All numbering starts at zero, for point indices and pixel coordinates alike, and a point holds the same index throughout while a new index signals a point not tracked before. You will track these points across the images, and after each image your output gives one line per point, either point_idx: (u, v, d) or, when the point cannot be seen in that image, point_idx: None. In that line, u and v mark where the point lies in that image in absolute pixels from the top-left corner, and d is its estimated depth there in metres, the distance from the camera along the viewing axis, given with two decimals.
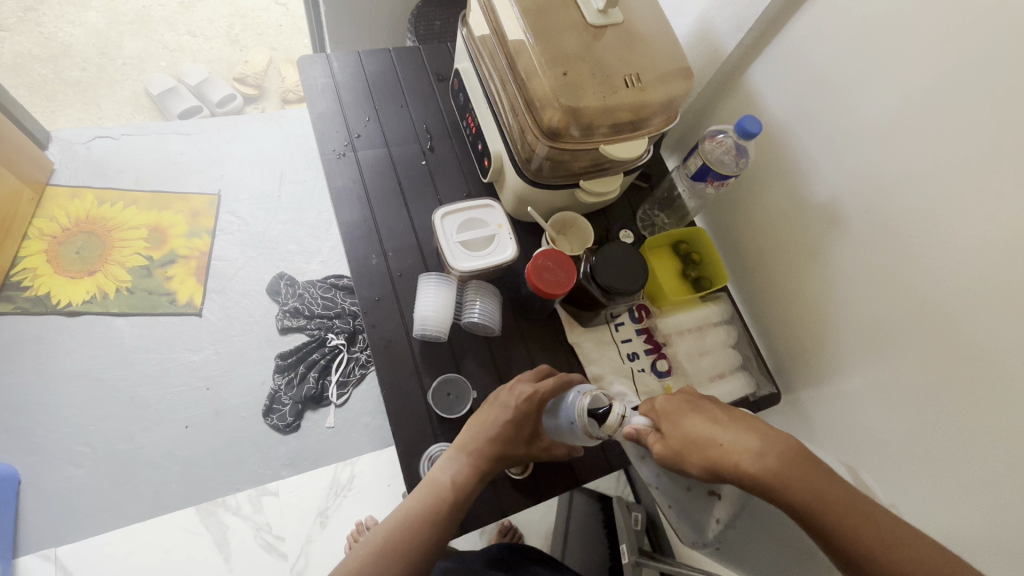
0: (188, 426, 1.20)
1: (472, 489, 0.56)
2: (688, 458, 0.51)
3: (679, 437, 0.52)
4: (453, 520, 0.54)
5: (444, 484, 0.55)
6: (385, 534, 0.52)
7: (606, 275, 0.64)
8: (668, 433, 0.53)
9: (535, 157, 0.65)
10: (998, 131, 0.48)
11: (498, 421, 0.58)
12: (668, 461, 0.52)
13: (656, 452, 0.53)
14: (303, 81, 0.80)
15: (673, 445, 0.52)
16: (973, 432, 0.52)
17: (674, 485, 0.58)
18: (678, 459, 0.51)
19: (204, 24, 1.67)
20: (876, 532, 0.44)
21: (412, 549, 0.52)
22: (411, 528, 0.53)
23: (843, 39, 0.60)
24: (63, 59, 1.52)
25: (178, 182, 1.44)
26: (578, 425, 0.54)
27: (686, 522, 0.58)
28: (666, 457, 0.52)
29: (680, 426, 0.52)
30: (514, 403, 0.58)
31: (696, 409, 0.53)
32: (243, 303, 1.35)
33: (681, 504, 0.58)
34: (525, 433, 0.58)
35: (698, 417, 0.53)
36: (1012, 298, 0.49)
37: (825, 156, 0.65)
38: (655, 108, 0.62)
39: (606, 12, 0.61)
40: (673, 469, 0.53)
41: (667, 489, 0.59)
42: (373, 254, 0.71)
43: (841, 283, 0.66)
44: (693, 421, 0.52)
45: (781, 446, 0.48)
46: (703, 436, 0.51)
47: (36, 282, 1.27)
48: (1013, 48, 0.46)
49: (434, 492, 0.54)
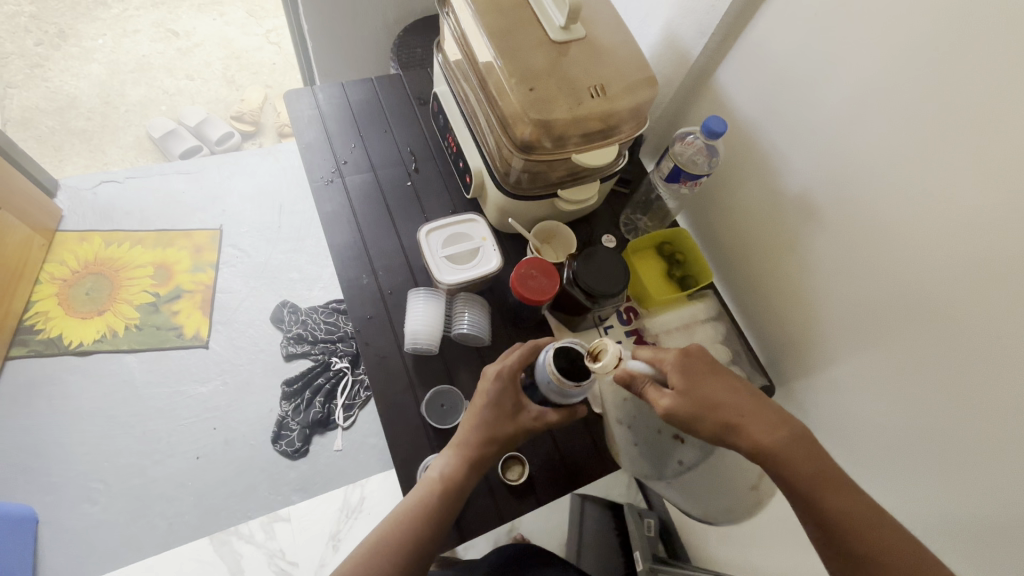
0: (198, 457, 1.22)
1: (466, 478, 0.56)
2: (703, 420, 0.52)
3: (699, 399, 0.53)
4: (450, 511, 0.56)
5: (436, 476, 0.56)
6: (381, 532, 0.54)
7: (588, 279, 0.66)
8: (679, 386, 0.54)
9: (512, 170, 0.68)
10: (958, 113, 0.50)
11: (481, 406, 0.58)
12: (674, 415, 0.53)
13: (669, 407, 0.53)
14: (290, 114, 0.83)
15: (693, 404, 0.53)
16: (968, 411, 0.53)
17: (645, 425, 0.61)
18: (692, 418, 0.53)
19: (202, 67, 1.73)
20: (850, 509, 0.48)
21: (411, 542, 0.54)
22: (406, 524, 0.54)
23: (801, 40, 0.63)
24: (69, 110, 1.59)
25: (181, 220, 1.49)
26: (552, 378, 0.55)
27: (645, 460, 0.61)
28: (671, 409, 0.53)
29: (701, 388, 0.53)
30: (491, 381, 0.59)
31: (712, 371, 0.55)
32: (248, 332, 1.38)
33: (645, 443, 0.61)
34: (507, 408, 0.58)
35: (716, 380, 0.54)
36: (986, 274, 0.50)
37: (795, 150, 0.68)
38: (623, 116, 0.64)
39: (568, 28, 0.63)
40: (674, 424, 0.54)
41: (637, 427, 0.61)
42: (364, 274, 0.73)
43: (823, 271, 0.68)
44: (713, 387, 0.54)
45: (791, 425, 0.52)
46: (725, 404, 0.53)
47: (47, 325, 1.31)
48: (959, 37, 0.49)
49: (427, 486, 0.56)
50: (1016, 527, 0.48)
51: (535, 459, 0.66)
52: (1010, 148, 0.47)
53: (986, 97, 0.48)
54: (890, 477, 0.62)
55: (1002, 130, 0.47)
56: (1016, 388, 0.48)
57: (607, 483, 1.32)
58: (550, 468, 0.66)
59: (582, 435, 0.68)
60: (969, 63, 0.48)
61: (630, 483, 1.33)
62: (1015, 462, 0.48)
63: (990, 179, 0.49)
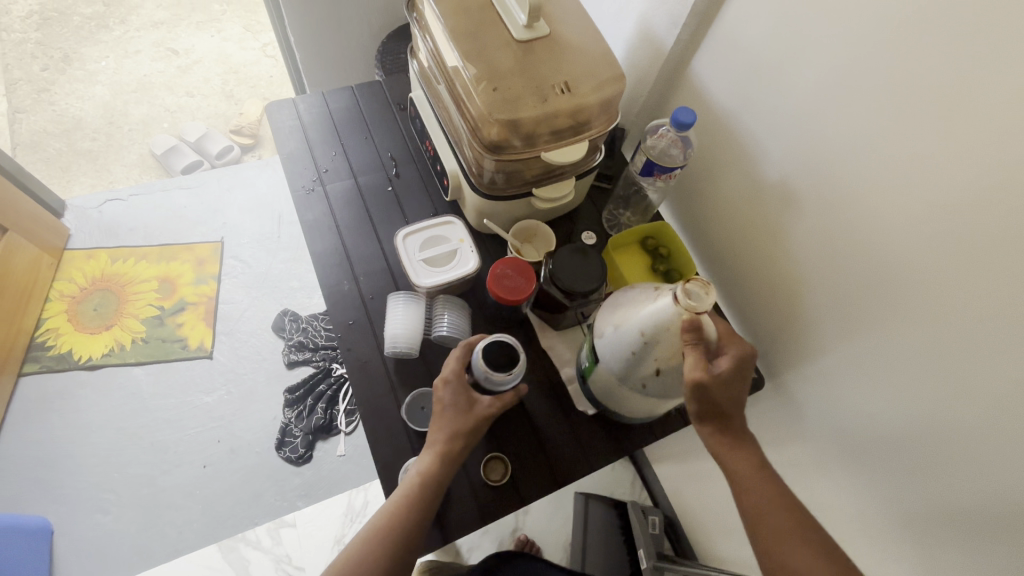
0: (205, 466, 1.25)
1: (438, 478, 0.56)
2: (714, 403, 0.55)
3: (724, 387, 0.54)
4: (428, 513, 0.56)
5: (410, 480, 0.56)
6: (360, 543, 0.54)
7: (564, 277, 0.66)
8: (726, 369, 0.54)
9: (485, 171, 0.68)
10: (930, 93, 0.49)
11: (440, 408, 0.60)
12: (700, 386, 0.52)
13: (703, 382, 0.52)
14: (271, 125, 0.85)
15: (722, 388, 0.54)
16: (961, 398, 0.51)
17: (646, 348, 0.57)
18: (711, 400, 0.54)
19: (201, 83, 1.76)
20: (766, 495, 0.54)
21: (392, 548, 0.54)
22: (384, 530, 0.54)
23: (772, 26, 0.62)
24: (75, 132, 1.64)
25: (183, 234, 1.52)
26: (482, 371, 0.59)
27: (621, 363, 0.60)
28: (702, 378, 0.52)
29: (732, 380, 0.55)
30: (443, 384, 0.60)
31: (748, 381, 0.57)
32: (251, 341, 1.40)
33: (632, 357, 0.58)
34: (461, 405, 0.60)
35: (744, 389, 0.57)
36: (974, 257, 0.48)
37: (772, 137, 0.66)
38: (592, 110, 0.64)
39: (532, 26, 0.63)
40: (690, 391, 0.53)
41: (643, 349, 0.57)
42: (345, 280, 0.74)
43: (808, 259, 0.66)
44: (739, 384, 0.56)
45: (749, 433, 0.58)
46: (735, 400, 0.56)
47: (58, 341, 1.35)
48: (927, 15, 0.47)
49: (402, 490, 0.56)
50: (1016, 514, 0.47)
51: (518, 459, 0.66)
52: (983, 127, 0.46)
53: (960, 75, 0.46)
54: (882, 465, 0.61)
55: (974, 108, 0.46)
56: (1010, 371, 0.46)
57: (610, 482, 1.31)
58: (534, 468, 0.66)
59: (566, 433, 0.68)
60: (938, 40, 0.47)
61: (633, 481, 1.32)
62: (1013, 450, 0.46)
63: (968, 158, 0.47)
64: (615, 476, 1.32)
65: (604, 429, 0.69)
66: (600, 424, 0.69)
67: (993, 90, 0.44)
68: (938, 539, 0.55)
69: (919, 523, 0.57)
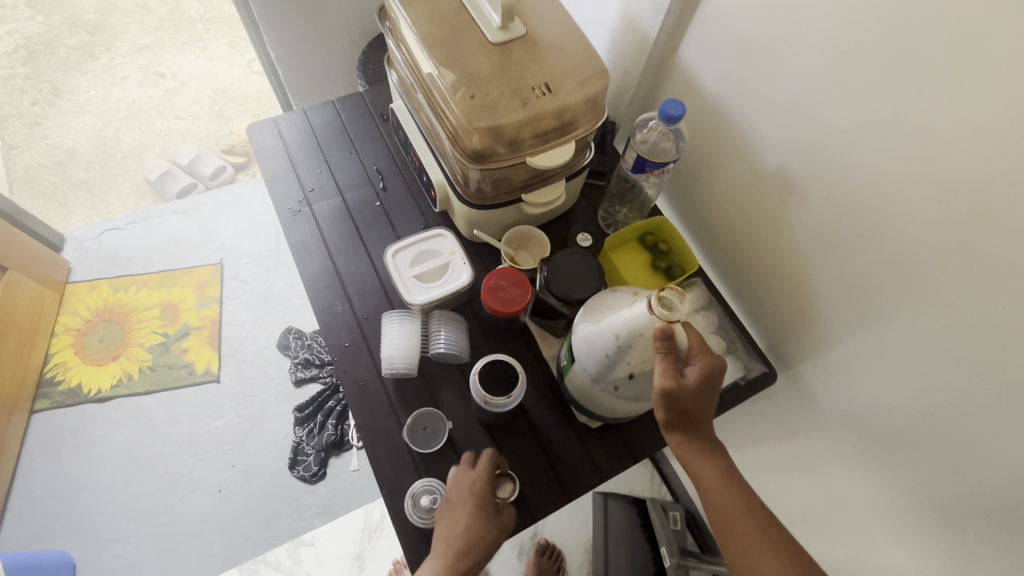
0: (221, 490, 1.25)
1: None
2: (680, 410, 0.52)
3: (693, 394, 0.52)
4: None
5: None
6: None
7: (559, 285, 0.64)
8: (694, 380, 0.52)
9: (471, 180, 0.66)
10: (932, 68, 0.46)
11: (464, 523, 0.58)
12: (668, 395, 0.51)
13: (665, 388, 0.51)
14: (254, 147, 0.83)
15: (688, 394, 0.52)
16: (989, 388, 0.48)
17: (619, 353, 0.54)
18: (676, 406, 0.52)
19: (190, 106, 1.72)
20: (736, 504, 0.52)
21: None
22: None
23: (761, 7, 0.58)
24: (69, 164, 1.62)
25: (183, 258, 1.52)
26: (481, 397, 0.62)
27: (596, 365, 0.57)
28: (672, 387, 0.51)
29: (702, 388, 0.53)
30: (467, 496, 0.59)
31: (717, 392, 0.54)
32: (257, 362, 1.40)
33: (606, 360, 0.56)
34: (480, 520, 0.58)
35: (713, 400, 0.54)
36: (993, 238, 0.45)
37: (769, 123, 0.63)
38: (577, 110, 0.62)
39: (507, 27, 0.61)
40: (660, 399, 0.52)
41: (617, 353, 0.54)
42: (338, 301, 0.72)
43: (815, 247, 0.63)
44: (708, 394, 0.54)
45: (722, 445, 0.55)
46: (703, 409, 0.54)
47: (67, 376, 1.36)
48: None
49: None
50: None
51: (525, 476, 0.64)
52: (993, 101, 0.42)
53: (966, 46, 0.43)
54: (906, 459, 0.58)
55: (982, 81, 0.43)
56: None
57: (630, 479, 1.28)
58: (542, 484, 0.64)
59: (573, 445, 0.66)
60: (940, 11, 0.44)
61: (653, 477, 1.28)
62: None
63: (980, 136, 0.44)
64: (633, 472, 1.29)
65: (612, 438, 0.67)
66: (607, 432, 0.67)
67: (1002, 62, 0.41)
68: (969, 535, 0.52)
69: (946, 519, 0.55)
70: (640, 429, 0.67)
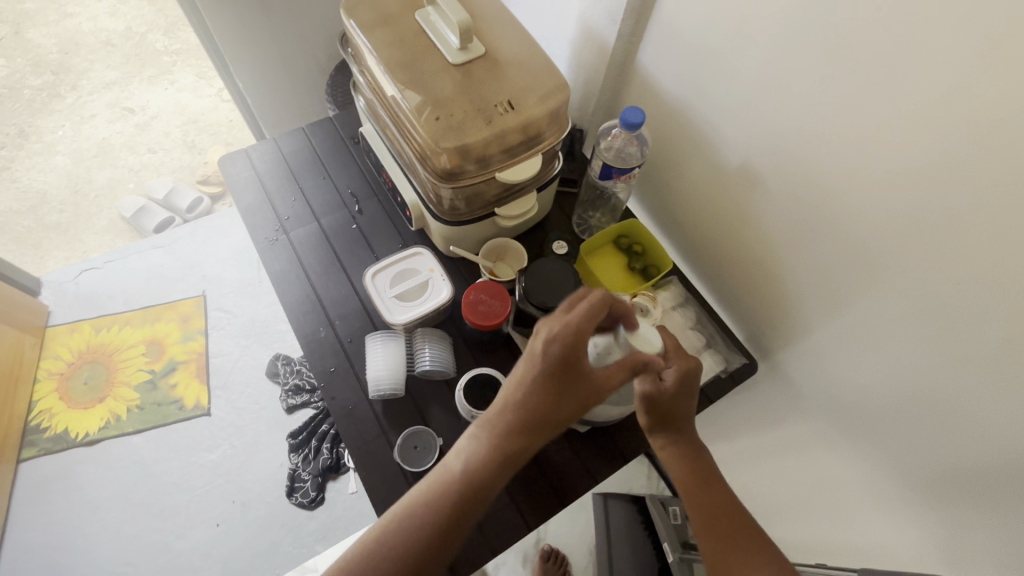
0: (219, 524, 1.24)
1: (495, 475, 0.50)
2: (659, 408, 0.54)
3: (671, 393, 0.54)
4: (475, 508, 0.50)
5: (460, 468, 0.50)
6: (385, 533, 0.48)
7: (538, 294, 0.65)
8: (672, 383, 0.54)
9: (444, 198, 0.67)
10: (872, 63, 0.48)
11: (520, 389, 0.50)
12: (649, 398, 0.54)
13: (642, 389, 0.53)
14: (227, 179, 0.83)
15: (667, 391, 0.54)
16: (959, 363, 0.50)
17: None
18: (655, 404, 0.54)
19: (162, 139, 1.69)
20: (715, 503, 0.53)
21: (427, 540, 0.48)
22: (416, 525, 0.48)
23: (710, 12, 0.60)
24: (41, 207, 1.59)
25: (164, 293, 1.50)
26: (470, 411, 0.65)
27: None
28: (651, 390, 0.53)
29: (680, 388, 0.54)
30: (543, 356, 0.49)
31: (695, 392, 0.56)
32: (247, 392, 1.39)
33: None
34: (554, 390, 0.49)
35: (691, 402, 0.56)
36: (947, 219, 0.47)
37: (728, 122, 0.65)
38: (541, 123, 0.63)
39: (466, 48, 0.62)
40: (641, 401, 0.54)
41: None
42: (321, 326, 0.73)
43: (783, 238, 0.65)
44: (687, 396, 0.55)
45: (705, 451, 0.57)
46: (682, 409, 0.55)
47: (52, 422, 1.33)
48: None
49: (450, 480, 0.50)
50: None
51: (518, 485, 0.65)
52: (930, 92, 0.45)
53: (901, 41, 0.45)
54: (886, 436, 0.60)
55: (921, 73, 0.45)
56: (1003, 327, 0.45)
57: (628, 478, 1.28)
58: (536, 492, 0.65)
59: (564, 451, 0.67)
60: (875, 9, 0.46)
61: (651, 473, 1.29)
62: None
63: (924, 124, 0.46)
64: (631, 471, 1.30)
65: (601, 439, 0.68)
66: (596, 434, 0.68)
67: (935, 54, 0.43)
68: (949, 504, 0.54)
69: (926, 490, 0.57)
70: (627, 428, 0.68)
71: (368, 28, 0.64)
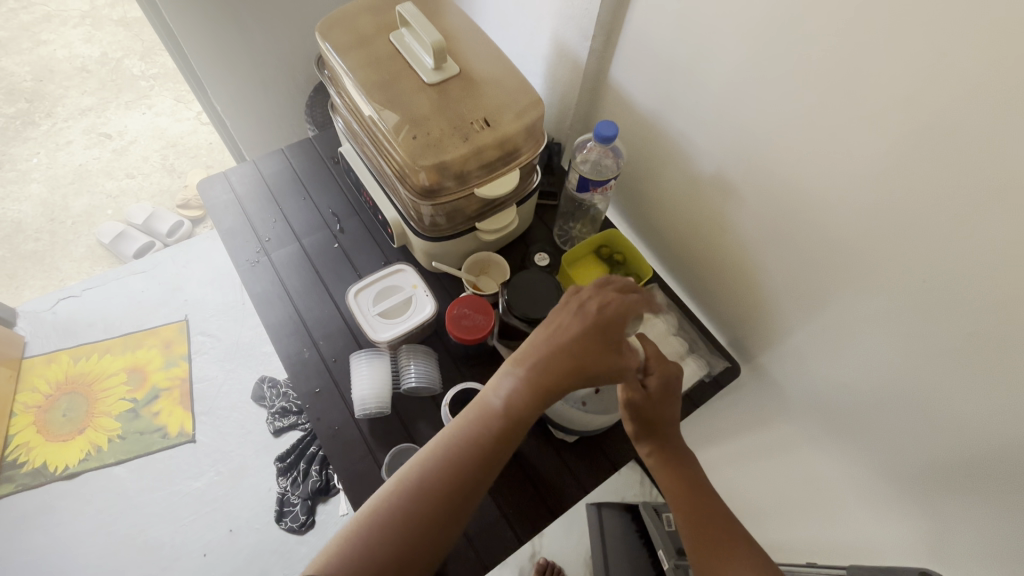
0: (206, 553, 1.21)
1: (532, 419, 0.50)
2: (645, 414, 0.56)
3: (657, 399, 0.56)
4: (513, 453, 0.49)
5: (497, 407, 0.49)
6: (427, 478, 0.47)
7: (522, 306, 0.66)
8: (654, 390, 0.56)
9: (425, 215, 0.67)
10: (833, 73, 0.50)
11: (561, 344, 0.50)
12: (632, 405, 0.55)
13: (625, 396, 0.55)
14: (206, 203, 0.83)
15: (651, 397, 0.55)
16: (939, 356, 0.51)
17: None
18: (640, 410, 0.56)
19: (141, 164, 1.67)
20: (700, 508, 0.54)
21: (464, 483, 0.47)
22: (453, 471, 0.47)
23: (678, 28, 0.63)
24: (16, 236, 1.56)
25: (145, 319, 1.48)
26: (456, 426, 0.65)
27: None
28: (633, 398, 0.55)
29: (665, 395, 0.56)
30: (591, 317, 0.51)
31: (678, 399, 0.58)
32: (233, 416, 1.37)
33: None
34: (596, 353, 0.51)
35: (675, 408, 0.58)
36: (914, 219, 0.49)
37: (700, 133, 0.67)
38: (518, 138, 0.64)
39: (441, 68, 0.63)
40: (626, 408, 0.56)
41: None
42: (305, 347, 0.72)
43: (757, 243, 0.67)
44: (672, 403, 0.57)
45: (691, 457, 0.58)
46: (668, 416, 0.57)
47: (30, 456, 1.30)
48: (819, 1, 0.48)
49: (490, 424, 0.49)
50: (1005, 458, 0.47)
51: (507, 498, 0.65)
52: (889, 99, 0.47)
53: (859, 52, 0.47)
54: (868, 431, 0.62)
55: (880, 80, 0.47)
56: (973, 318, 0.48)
57: (620, 487, 1.28)
58: (527, 505, 0.65)
59: (553, 461, 0.67)
60: (832, 21, 0.48)
61: (643, 480, 1.28)
62: (1007, 401, 0.46)
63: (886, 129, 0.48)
64: (623, 479, 1.29)
65: (590, 449, 0.68)
66: (584, 444, 0.68)
67: (892, 63, 0.45)
68: (931, 497, 0.55)
69: (907, 481, 0.58)
70: (614, 435, 0.69)
71: (345, 50, 0.65)
